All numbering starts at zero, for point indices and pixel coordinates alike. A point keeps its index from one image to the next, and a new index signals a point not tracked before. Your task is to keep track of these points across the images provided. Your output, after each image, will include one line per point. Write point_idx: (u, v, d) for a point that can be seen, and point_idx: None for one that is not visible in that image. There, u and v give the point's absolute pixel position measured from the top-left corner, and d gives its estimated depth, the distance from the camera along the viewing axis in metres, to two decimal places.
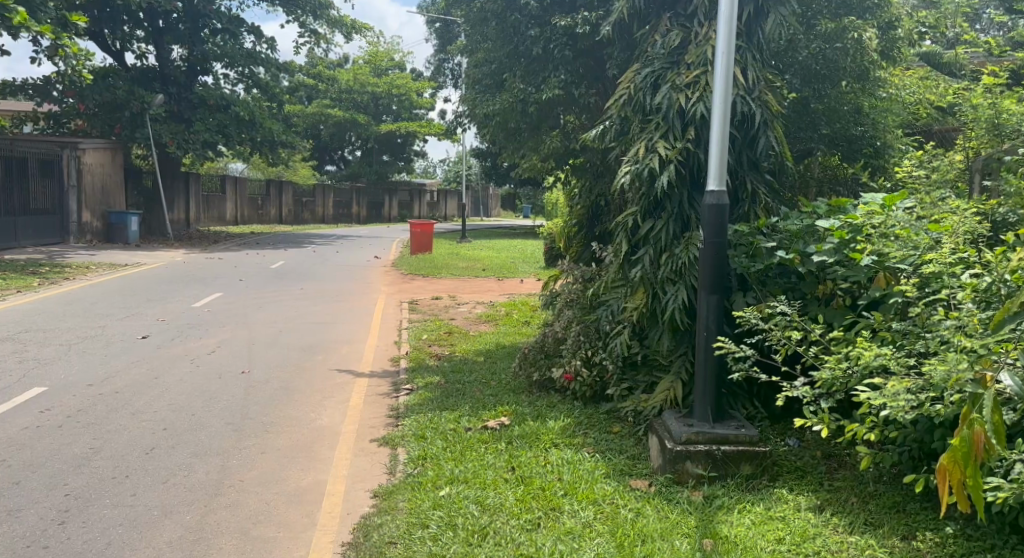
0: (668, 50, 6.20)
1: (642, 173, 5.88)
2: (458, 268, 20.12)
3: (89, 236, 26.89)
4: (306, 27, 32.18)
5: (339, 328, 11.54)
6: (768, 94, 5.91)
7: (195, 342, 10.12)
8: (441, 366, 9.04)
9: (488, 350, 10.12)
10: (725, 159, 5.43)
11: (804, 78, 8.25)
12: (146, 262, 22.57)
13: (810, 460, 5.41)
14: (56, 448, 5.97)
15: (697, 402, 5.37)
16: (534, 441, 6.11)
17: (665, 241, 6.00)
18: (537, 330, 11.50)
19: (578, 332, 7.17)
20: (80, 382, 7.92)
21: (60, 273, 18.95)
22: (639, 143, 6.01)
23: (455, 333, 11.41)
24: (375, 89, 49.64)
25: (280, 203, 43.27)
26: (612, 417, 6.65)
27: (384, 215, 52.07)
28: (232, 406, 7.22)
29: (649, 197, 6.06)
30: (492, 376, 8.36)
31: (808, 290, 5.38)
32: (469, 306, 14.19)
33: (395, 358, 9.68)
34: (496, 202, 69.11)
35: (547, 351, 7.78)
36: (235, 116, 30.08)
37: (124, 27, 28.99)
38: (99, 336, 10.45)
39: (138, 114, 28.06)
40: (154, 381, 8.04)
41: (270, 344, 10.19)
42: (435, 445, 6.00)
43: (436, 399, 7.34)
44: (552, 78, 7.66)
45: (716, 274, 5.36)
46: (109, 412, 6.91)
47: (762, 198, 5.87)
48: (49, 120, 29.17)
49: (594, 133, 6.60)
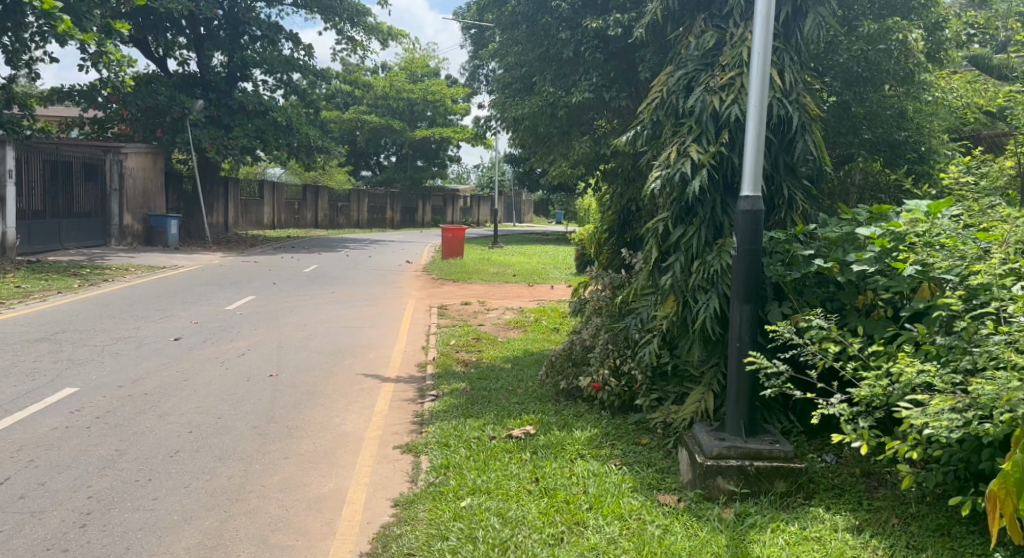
0: (702, 52, 6.02)
1: (673, 178, 5.71)
2: (489, 274, 20.03)
3: (130, 238, 27.29)
4: (343, 34, 32.42)
5: (368, 333, 11.49)
6: (806, 96, 5.72)
7: (225, 345, 10.11)
8: (467, 372, 8.92)
9: (516, 356, 9.99)
10: (760, 164, 5.25)
11: (845, 81, 8.00)
12: (183, 265, 22.81)
13: (848, 478, 5.20)
14: (81, 449, 5.92)
15: (730, 415, 5.21)
16: (560, 451, 5.97)
17: (697, 247, 5.80)
18: (565, 337, 11.34)
19: (606, 340, 7.04)
20: (109, 384, 7.90)
21: (100, 275, 19.19)
22: (671, 146, 5.84)
23: (483, 339, 11.29)
24: (411, 95, 49.84)
25: (316, 207, 43.64)
26: (640, 428, 6.48)
27: (418, 220, 52.29)
28: (258, 410, 7.15)
29: (681, 202, 5.88)
30: (518, 383, 8.23)
31: (847, 300, 5.16)
32: (499, 311, 14.08)
33: (421, 363, 9.58)
34: (529, 208, 69.03)
35: (575, 358, 7.65)
36: (273, 122, 30.39)
37: (166, 35, 29.45)
38: (132, 337, 10.49)
39: (179, 119, 28.46)
40: (182, 384, 8.01)
41: (299, 347, 10.15)
42: (458, 454, 5.87)
43: (462, 406, 7.22)
44: (583, 82, 7.51)
45: (749, 282, 5.18)
46: (135, 414, 6.87)
47: (800, 204, 5.67)
48: (93, 126, 29.74)
49: (625, 137, 6.44)
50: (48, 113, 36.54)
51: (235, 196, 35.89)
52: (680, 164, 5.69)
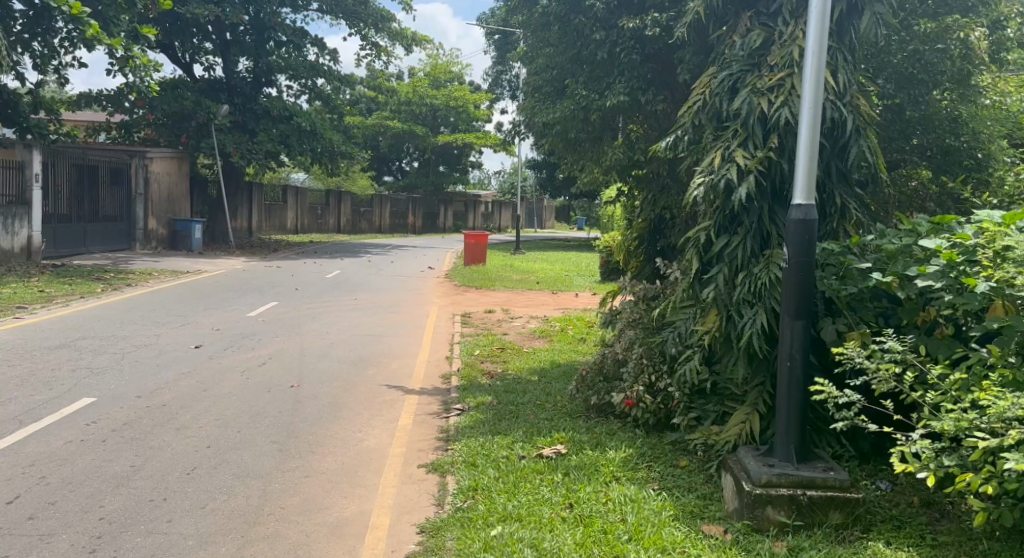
0: (748, 52, 5.70)
1: (718, 184, 5.39)
2: (513, 281, 19.72)
3: (155, 243, 27.31)
4: (367, 39, 32.33)
5: (391, 341, 11.21)
6: (860, 98, 5.41)
7: (247, 354, 9.87)
8: (493, 384, 8.62)
9: (542, 368, 9.66)
10: (814, 171, 4.94)
11: (898, 84, 7.70)
12: (207, 269, 22.72)
13: (905, 509, 4.89)
14: (96, 464, 5.67)
15: (781, 439, 4.96)
16: (593, 473, 5.65)
17: (742, 258, 5.47)
18: (593, 348, 11.01)
19: (641, 354, 6.72)
20: (127, 394, 7.66)
21: (124, 280, 19.11)
22: (714, 151, 5.54)
23: (507, 349, 10.96)
24: (434, 101, 49.71)
25: (339, 212, 43.60)
26: (678, 449, 6.14)
27: (440, 225, 52.16)
28: (278, 424, 6.88)
29: (726, 210, 5.54)
30: (546, 397, 7.92)
31: (908, 317, 4.84)
32: (523, 320, 13.75)
33: (446, 374, 9.29)
34: (550, 214, 68.77)
35: (606, 373, 7.32)
36: (297, 127, 30.33)
37: (193, 40, 29.49)
38: (152, 344, 10.27)
39: (204, 124, 28.46)
40: (201, 395, 7.75)
41: (321, 356, 9.90)
42: (487, 475, 5.57)
43: (489, 421, 6.92)
44: (618, 84, 7.17)
45: (801, 298, 4.89)
46: (153, 426, 6.61)
47: (853, 214, 5.38)
48: (120, 130, 29.85)
49: (664, 142, 6.12)
50: (75, 117, 36.75)
51: (259, 201, 35.91)
52: (725, 169, 5.38)
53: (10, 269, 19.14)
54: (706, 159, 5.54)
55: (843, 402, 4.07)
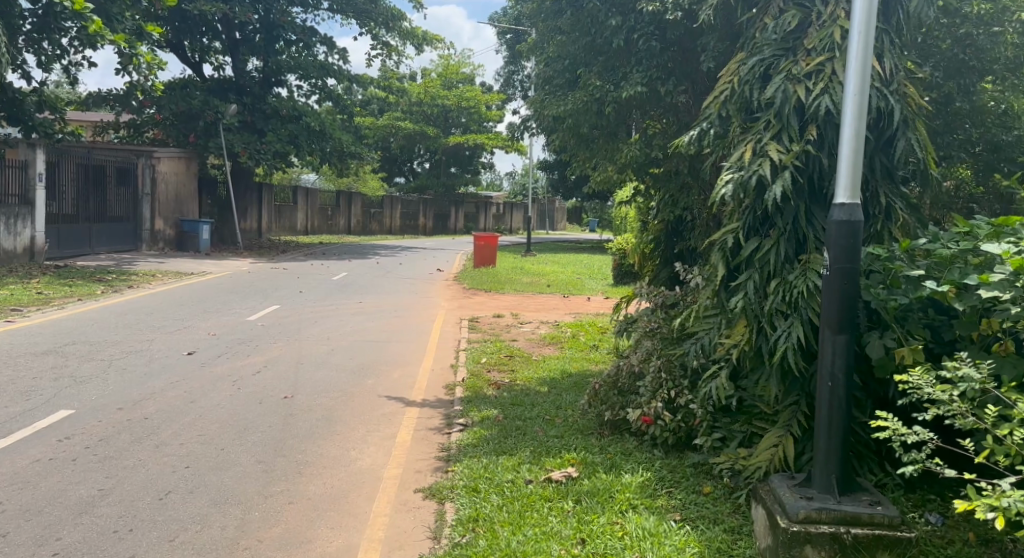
0: (782, 35, 5.18)
1: (748, 181, 4.87)
2: (523, 284, 19.19)
3: (161, 243, 26.92)
4: (378, 39, 31.89)
5: (394, 349, 10.69)
6: (908, 86, 4.88)
7: (242, 361, 9.37)
8: (500, 396, 8.09)
9: (552, 379, 9.10)
10: (859, 167, 4.40)
11: (945, 71, 7.49)
12: (214, 271, 22.31)
13: (962, 547, 4.35)
14: (60, 489, 5.16)
15: (820, 468, 4.44)
16: (607, 500, 5.10)
17: (775, 264, 4.93)
18: (607, 356, 10.48)
19: (659, 366, 6.21)
20: (109, 405, 7.17)
21: (126, 282, 18.69)
22: (744, 144, 5.02)
23: (516, 357, 10.41)
24: (446, 101, 49.29)
25: (349, 213, 43.17)
26: (700, 472, 5.59)
27: (450, 226, 51.67)
28: (266, 441, 6.36)
29: (757, 211, 5.01)
30: (556, 411, 7.38)
31: (965, 330, 4.27)
32: (533, 326, 13.19)
33: (450, 385, 8.76)
34: (562, 216, 68.31)
35: (621, 387, 6.78)
36: (306, 127, 29.88)
37: (202, 39, 29.14)
38: (144, 351, 9.78)
39: (212, 124, 28.04)
40: (186, 407, 7.23)
41: (319, 364, 9.39)
42: (490, 502, 5.04)
43: (494, 439, 6.39)
44: (634, 74, 6.62)
45: (844, 311, 4.35)
46: (129, 444, 6.10)
47: (900, 214, 4.86)
48: (128, 130, 29.51)
49: (687, 137, 5.60)
50: (84, 117, 36.45)
51: (269, 201, 35.56)
52: (756, 165, 4.85)
53: (11, 270, 18.75)
54: (733, 155, 5.02)
55: (910, 441, 3.48)
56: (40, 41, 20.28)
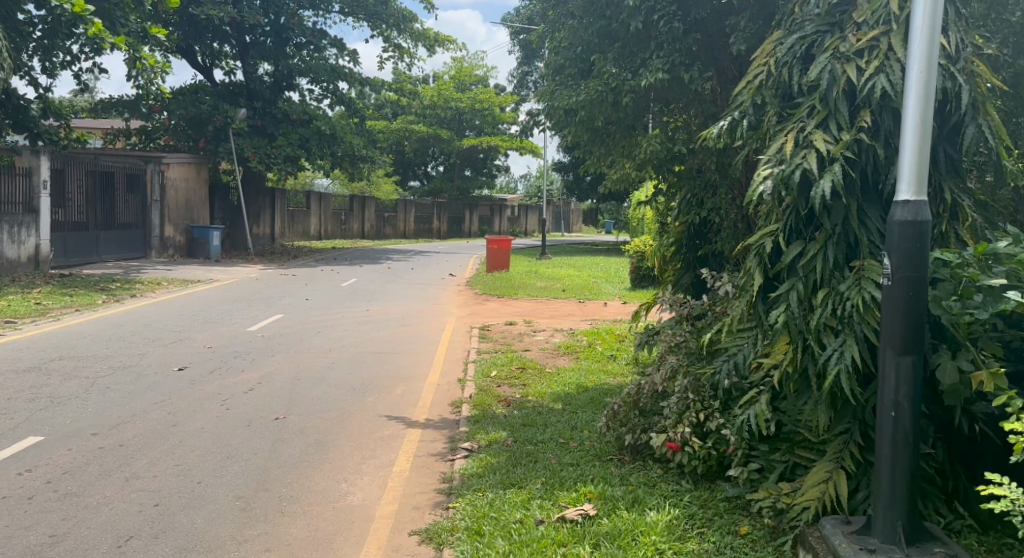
0: (825, 9, 4.54)
1: (790, 177, 4.22)
2: (537, 289, 18.51)
3: (171, 250, 26.42)
4: (389, 41, 31.34)
5: (399, 361, 10.05)
6: (978, 64, 4.20)
7: (235, 378, 8.75)
8: (510, 415, 7.43)
9: (567, 395, 8.42)
10: (925, 157, 3.73)
11: (1012, 51, 7.03)
12: (221, 278, 21.80)
13: None
14: (7, 534, 4.55)
15: (883, 512, 3.78)
16: (629, 545, 4.42)
17: (822, 273, 4.27)
18: (625, 368, 9.79)
19: (686, 386, 5.60)
20: (82, 431, 6.56)
21: (129, 290, 18.17)
22: (785, 133, 4.37)
23: (528, 370, 9.73)
24: (459, 104, 48.80)
25: (363, 218, 42.70)
26: (736, 508, 4.94)
27: (465, 230, 51.07)
28: (249, 472, 5.75)
29: (801, 210, 4.35)
30: (571, 433, 6.72)
31: None
32: (547, 334, 12.51)
33: (457, 402, 8.10)
34: (578, 218, 67.63)
35: (643, 407, 6.14)
36: (317, 131, 29.30)
37: (212, 44, 28.64)
38: (133, 367, 9.21)
39: (222, 129, 27.49)
40: (166, 432, 6.61)
41: (317, 380, 8.77)
42: (495, 550, 4.38)
43: (502, 468, 5.75)
44: (654, 60, 5.94)
45: (910, 328, 3.67)
46: (95, 478, 5.49)
47: (969, 213, 4.18)
48: (139, 136, 28.97)
49: (716, 128, 4.97)
50: (95, 123, 36.12)
51: (282, 206, 35.08)
52: (800, 158, 4.20)
53: (14, 280, 18.22)
54: (772, 147, 4.38)
55: None
56: (52, 48, 19.84)
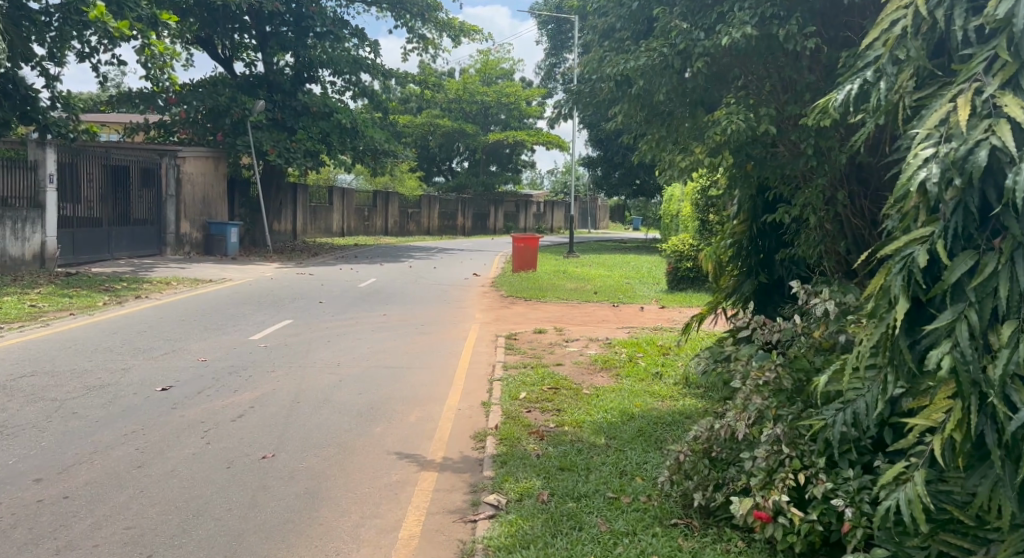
0: None
1: (968, 158, 2.92)
2: (567, 292, 17.15)
3: (187, 247, 25.13)
4: (413, 32, 30.15)
5: (416, 379, 8.78)
6: None
7: (225, 399, 7.52)
8: (545, 453, 6.16)
9: (609, 425, 7.09)
10: None
11: None
12: (234, 277, 20.65)
13: None
14: None
15: None
16: None
17: (1012, 298, 2.97)
18: (676, 390, 8.47)
19: (778, 437, 4.40)
20: (23, 476, 5.38)
21: (134, 290, 17.04)
22: (952, 99, 3.09)
23: (562, 391, 8.42)
24: (485, 98, 47.64)
25: (386, 214, 41.62)
26: None
27: (490, 227, 49.46)
28: (217, 539, 4.54)
29: (978, 207, 3.04)
30: (621, 481, 5.47)
31: None
32: (581, 344, 11.20)
33: (480, 432, 6.83)
34: (605, 214, 66.11)
35: (716, 457, 4.91)
36: (338, 125, 28.03)
37: (233, 35, 27.45)
38: (111, 385, 8.01)
39: (240, 121, 26.17)
40: (125, 477, 5.40)
41: (320, 402, 7.55)
42: None
43: (535, 542, 4.45)
44: (737, 13, 4.67)
45: None
46: (17, 550, 4.31)
47: None
48: (158, 130, 27.67)
49: (834, 96, 3.71)
50: (113, 118, 35.10)
51: (303, 202, 33.97)
52: (981, 131, 2.94)
53: (16, 278, 17.00)
54: (933, 117, 3.12)
55: None
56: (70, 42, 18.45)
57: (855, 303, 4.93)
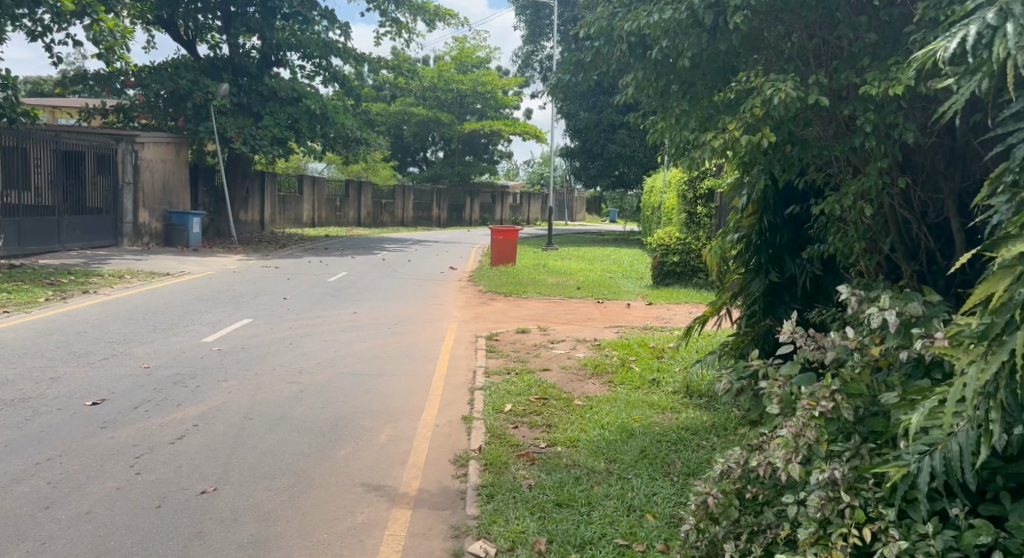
0: None
1: None
2: (549, 287, 16.23)
3: (147, 238, 23.72)
4: (386, 15, 28.98)
5: (388, 389, 7.84)
6: None
7: (165, 416, 6.53)
8: (537, 483, 5.25)
9: (607, 443, 6.19)
10: None
11: None
12: (195, 270, 19.49)
13: None
14: None
15: None
16: None
17: None
18: (676, 400, 7.59)
19: (835, 480, 3.53)
20: None
21: (83, 284, 15.83)
22: None
23: (551, 402, 7.51)
24: (461, 86, 46.56)
25: (359, 204, 40.48)
26: None
27: (465, 217, 48.49)
28: None
29: None
30: (626, 522, 4.59)
31: None
32: (568, 345, 10.30)
33: (462, 455, 5.91)
34: (582, 205, 65.25)
35: (751, 500, 4.02)
36: (307, 110, 26.78)
37: (196, 16, 26.12)
38: (34, 397, 6.97)
39: (202, 106, 24.78)
40: (25, 524, 4.42)
41: (278, 419, 6.59)
42: None
43: None
44: None
45: None
46: None
47: None
48: (116, 114, 26.30)
49: (942, 45, 2.87)
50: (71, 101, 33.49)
51: (272, 191, 32.78)
52: None
53: None
54: None
55: None
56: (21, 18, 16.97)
57: (919, 312, 4.07)
